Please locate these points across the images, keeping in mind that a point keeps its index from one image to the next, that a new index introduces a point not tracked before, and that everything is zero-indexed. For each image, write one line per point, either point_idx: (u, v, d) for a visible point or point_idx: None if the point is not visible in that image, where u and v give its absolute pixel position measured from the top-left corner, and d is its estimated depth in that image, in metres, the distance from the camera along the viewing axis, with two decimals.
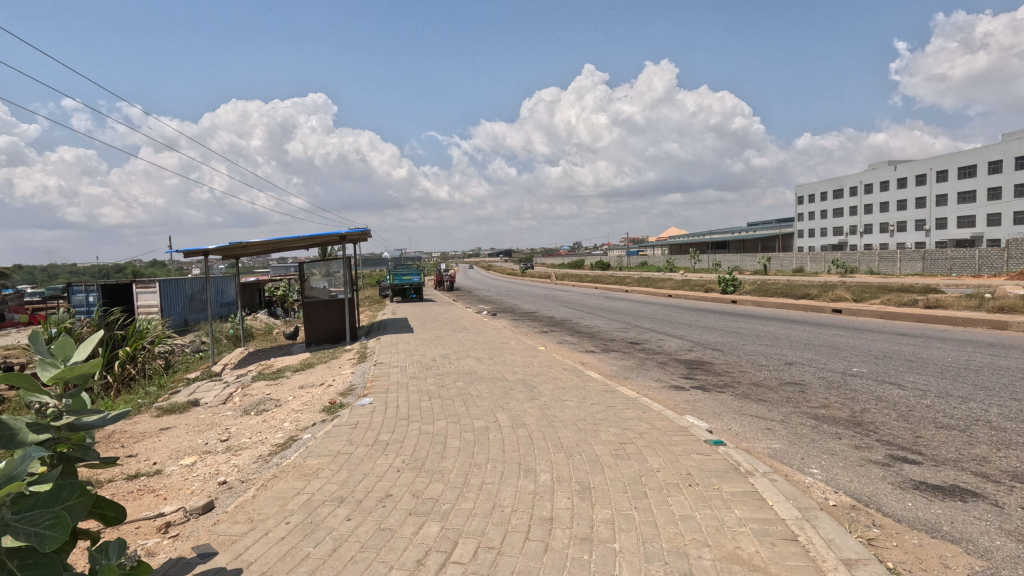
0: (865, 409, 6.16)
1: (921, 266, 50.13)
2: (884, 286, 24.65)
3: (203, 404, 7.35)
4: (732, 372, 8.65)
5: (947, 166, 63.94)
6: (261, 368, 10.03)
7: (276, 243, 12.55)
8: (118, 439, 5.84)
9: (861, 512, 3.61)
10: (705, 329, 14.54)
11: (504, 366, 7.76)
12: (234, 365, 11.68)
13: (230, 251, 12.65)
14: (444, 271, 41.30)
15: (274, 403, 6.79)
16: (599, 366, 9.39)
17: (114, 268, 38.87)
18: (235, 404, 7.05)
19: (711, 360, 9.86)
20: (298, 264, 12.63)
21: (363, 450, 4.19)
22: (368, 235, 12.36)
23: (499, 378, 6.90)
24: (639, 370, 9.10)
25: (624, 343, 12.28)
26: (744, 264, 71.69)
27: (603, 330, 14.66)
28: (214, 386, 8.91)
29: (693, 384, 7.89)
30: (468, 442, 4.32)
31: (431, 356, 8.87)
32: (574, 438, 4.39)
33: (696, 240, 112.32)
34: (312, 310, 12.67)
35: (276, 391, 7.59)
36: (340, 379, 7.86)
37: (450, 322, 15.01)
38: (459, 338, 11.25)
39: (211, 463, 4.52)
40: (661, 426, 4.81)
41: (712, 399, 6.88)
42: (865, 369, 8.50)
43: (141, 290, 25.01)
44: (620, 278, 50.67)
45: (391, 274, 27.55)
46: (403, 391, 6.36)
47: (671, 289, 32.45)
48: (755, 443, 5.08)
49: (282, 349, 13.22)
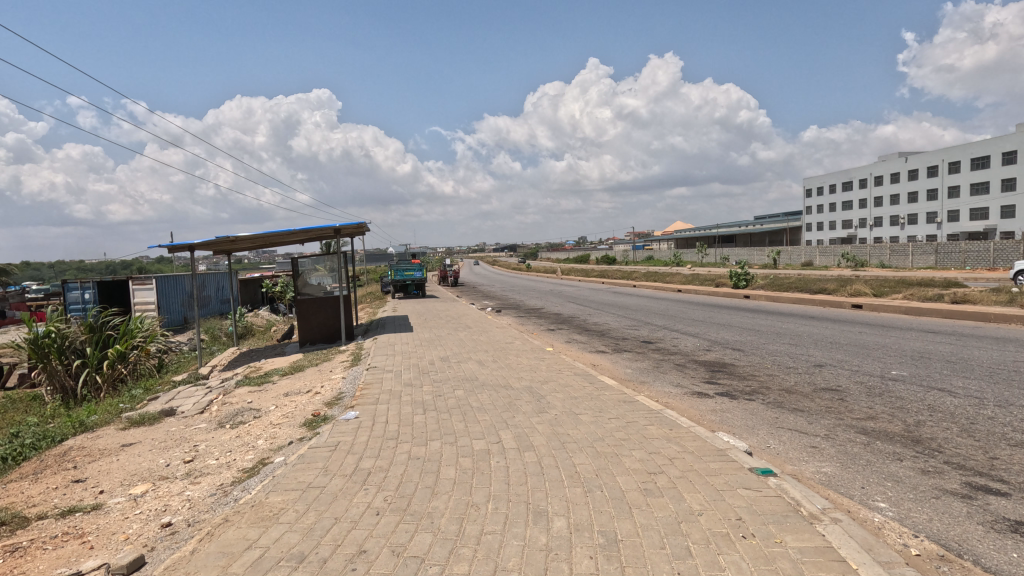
0: (920, 423, 5.39)
1: (933, 259, 49.16)
2: (905, 280, 23.72)
3: (177, 414, 6.69)
4: (759, 376, 7.89)
5: (960, 157, 62.63)
6: (250, 371, 9.37)
7: (268, 237, 11.86)
8: (72, 459, 5.18)
9: (955, 567, 2.88)
10: (723, 327, 13.73)
11: (509, 371, 7.02)
12: (223, 367, 11.02)
13: (219, 246, 11.96)
14: (448, 266, 40.55)
15: (253, 415, 6.10)
16: (612, 369, 8.63)
17: (119, 264, 38.63)
18: (211, 415, 6.38)
19: (733, 362, 9.09)
20: (292, 260, 11.96)
21: (337, 482, 3.48)
22: (365, 228, 11.61)
23: (503, 387, 6.16)
24: (655, 374, 8.36)
25: (636, 343, 11.54)
26: (752, 257, 70.70)
27: (613, 328, 13.92)
28: (195, 392, 8.24)
29: (717, 390, 7.14)
30: (466, 472, 3.61)
31: (429, 358, 8.17)
32: (592, 466, 3.67)
33: (702, 233, 111.13)
34: (306, 308, 12.00)
35: (259, 400, 6.91)
36: (329, 386, 7.17)
37: (452, 320, 14.31)
38: (461, 337, 10.53)
39: (163, 495, 3.84)
40: (694, 447, 4.07)
41: (742, 409, 6.14)
42: (907, 373, 7.72)
43: (138, 287, 24.47)
44: (626, 273, 49.83)
45: (392, 270, 26.83)
46: (395, 402, 5.65)
47: (680, 284, 31.59)
48: (802, 466, 4.34)
49: (276, 349, 12.58)
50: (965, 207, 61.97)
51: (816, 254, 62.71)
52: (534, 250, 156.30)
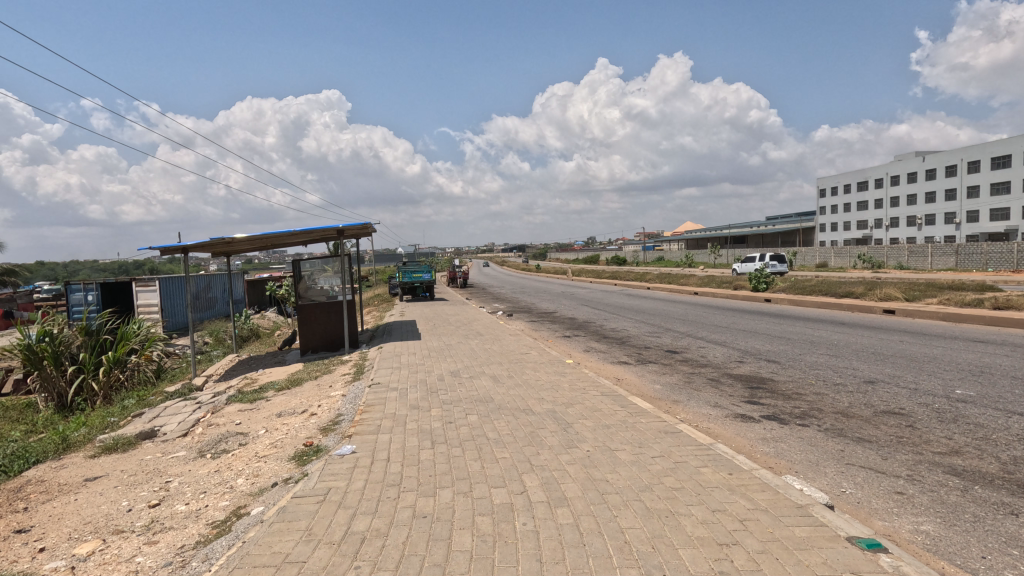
0: (1019, 462, 4.55)
1: (953, 261, 47.79)
2: (934, 283, 22.65)
3: (157, 438, 5.97)
4: (806, 395, 7.06)
5: (980, 156, 61.04)
6: (245, 384, 8.67)
7: (268, 238, 11.16)
8: (25, 497, 4.47)
9: None
10: (750, 335, 12.89)
11: (528, 392, 6.25)
12: (218, 378, 10.32)
13: (215, 248, 11.17)
14: (457, 267, 39.86)
15: (237, 442, 5.36)
16: (638, 386, 7.83)
17: (131, 265, 38.36)
18: (193, 441, 5.66)
19: (772, 377, 8.25)
20: (293, 262, 11.25)
21: (321, 556, 2.73)
22: (370, 229, 10.88)
23: (523, 412, 5.37)
24: (687, 391, 7.54)
25: (660, 352, 10.72)
26: (765, 258, 69.37)
27: (632, 335, 13.11)
28: (184, 408, 7.55)
29: (762, 412, 6.32)
30: (486, 541, 2.84)
31: (438, 372, 7.42)
32: (646, 533, 2.89)
33: (714, 234, 109.75)
34: (307, 313, 11.29)
35: (249, 422, 6.17)
36: (327, 405, 6.43)
37: (462, 326, 13.55)
38: (472, 347, 9.77)
39: (109, 561, 3.11)
40: (767, 504, 3.26)
41: (797, 439, 5.33)
42: (973, 393, 6.86)
43: (141, 289, 23.94)
44: (637, 274, 48.87)
45: (400, 271, 26.14)
46: (398, 430, 4.88)
47: (696, 286, 30.63)
48: (897, 525, 3.52)
49: (276, 357, 11.87)
50: (984, 207, 60.35)
51: (831, 255, 61.53)
52: (544, 251, 155.53)
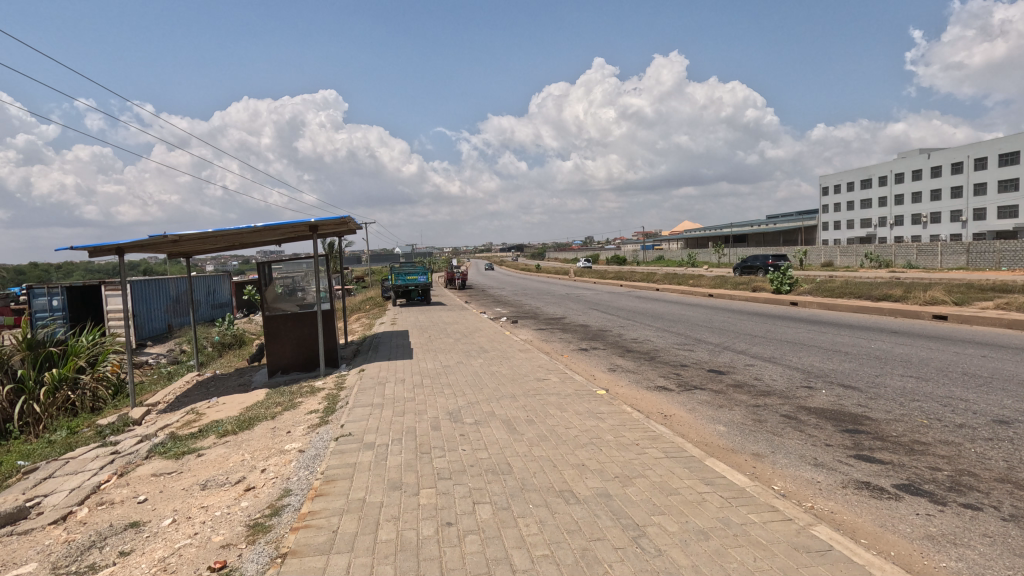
0: None
1: (965, 259, 46.06)
2: (972, 284, 20.74)
3: (16, 531, 4.02)
4: (934, 444, 5.20)
5: (987, 153, 59.32)
6: (188, 422, 6.77)
7: (226, 234, 9.17)
8: None
9: None
10: (799, 349, 11.04)
11: (561, 453, 4.36)
12: (163, 408, 8.39)
13: (157, 248, 8.70)
14: (454, 268, 37.91)
15: (118, 549, 3.44)
16: (696, 428, 5.97)
17: (129, 266, 36.84)
18: (60, 541, 3.73)
19: (865, 412, 6.38)
20: (259, 264, 9.32)
21: None
22: (350, 224, 8.93)
23: (562, 502, 3.48)
24: (767, 436, 5.68)
25: (702, 373, 8.86)
26: (767, 258, 67.57)
27: (660, 349, 11.23)
28: (90, 463, 5.61)
29: (893, 478, 4.46)
30: None
31: (434, 414, 5.53)
32: None
33: (714, 233, 107.94)
34: (275, 328, 9.38)
35: (157, 501, 4.25)
36: (274, 471, 4.52)
37: (462, 338, 11.68)
38: (475, 370, 7.88)
39: None
40: None
41: (986, 541, 3.45)
42: None
43: (110, 293, 21.94)
44: (638, 274, 47.14)
45: (393, 274, 24.25)
46: (366, 546, 2.98)
47: (709, 288, 28.71)
48: None
49: (241, 380, 9.92)
50: (992, 204, 58.70)
51: (837, 256, 59.88)
52: (543, 250, 153.65)
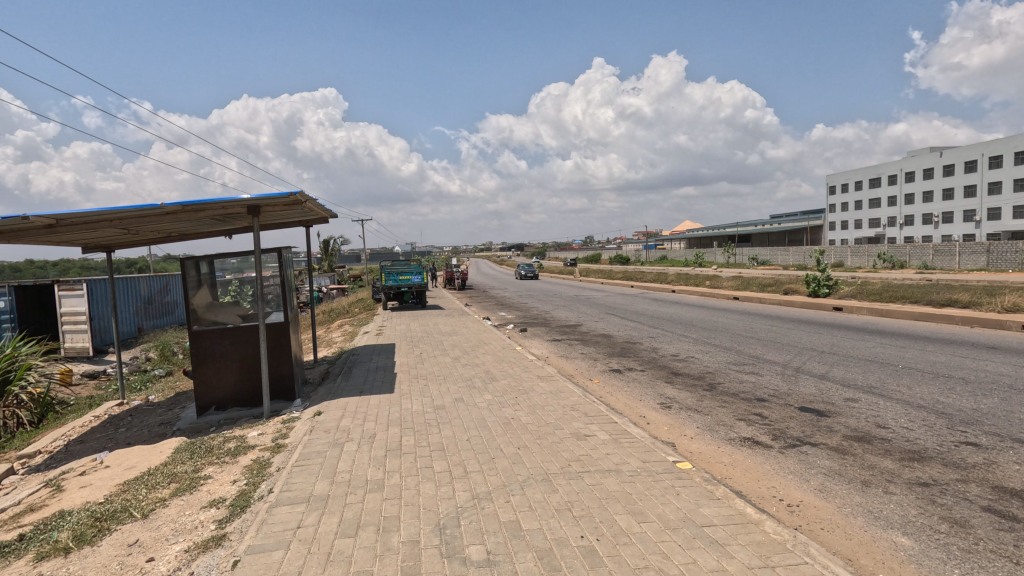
0: None
1: (985, 261, 43.48)
2: None
3: None
4: None
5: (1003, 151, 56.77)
6: (23, 510, 4.25)
7: (132, 221, 6.61)
8: None
9: None
10: (898, 374, 8.50)
11: None
12: (35, 467, 5.88)
13: (27, 237, 6.18)
14: (454, 267, 35.32)
15: None
16: (867, 543, 3.49)
17: (123, 264, 34.50)
18: None
19: None
20: (182, 259, 6.73)
21: None
22: (302, 202, 6.36)
23: None
24: (1005, 566, 3.19)
25: (795, 415, 6.35)
26: (776, 258, 64.93)
27: (715, 373, 8.73)
28: None
29: None
30: None
31: (407, 537, 3.01)
32: None
33: (719, 232, 105.34)
34: (208, 348, 6.88)
35: None
36: None
37: (462, 355, 9.18)
38: (481, 417, 5.35)
39: None
40: None
41: None
42: None
43: (64, 293, 19.36)
44: (643, 275, 44.53)
45: (384, 274, 21.71)
46: None
47: (732, 289, 26.15)
48: None
49: (165, 415, 7.40)
50: (1008, 204, 56.15)
51: (848, 256, 57.56)
52: (545, 250, 151.10)
